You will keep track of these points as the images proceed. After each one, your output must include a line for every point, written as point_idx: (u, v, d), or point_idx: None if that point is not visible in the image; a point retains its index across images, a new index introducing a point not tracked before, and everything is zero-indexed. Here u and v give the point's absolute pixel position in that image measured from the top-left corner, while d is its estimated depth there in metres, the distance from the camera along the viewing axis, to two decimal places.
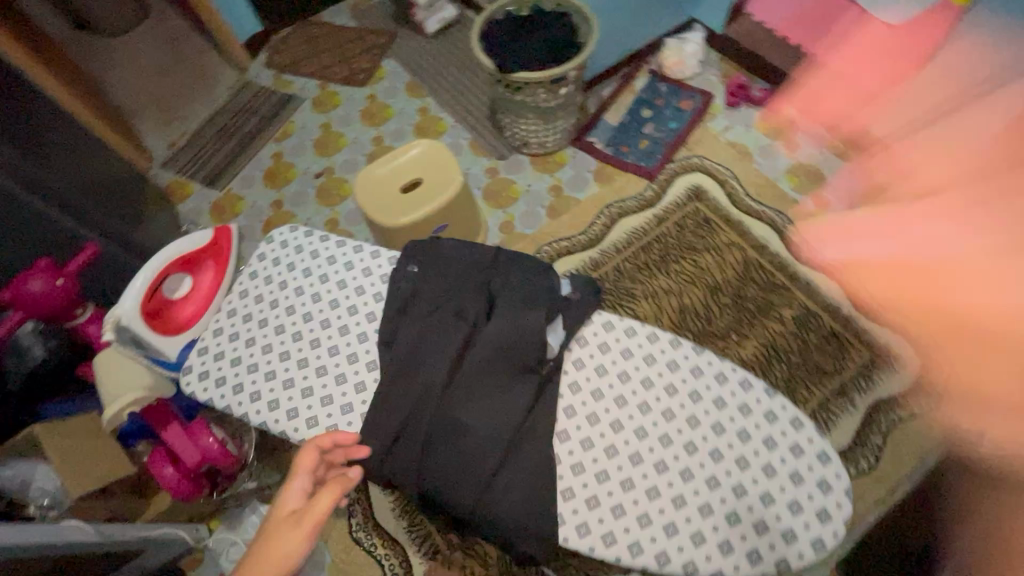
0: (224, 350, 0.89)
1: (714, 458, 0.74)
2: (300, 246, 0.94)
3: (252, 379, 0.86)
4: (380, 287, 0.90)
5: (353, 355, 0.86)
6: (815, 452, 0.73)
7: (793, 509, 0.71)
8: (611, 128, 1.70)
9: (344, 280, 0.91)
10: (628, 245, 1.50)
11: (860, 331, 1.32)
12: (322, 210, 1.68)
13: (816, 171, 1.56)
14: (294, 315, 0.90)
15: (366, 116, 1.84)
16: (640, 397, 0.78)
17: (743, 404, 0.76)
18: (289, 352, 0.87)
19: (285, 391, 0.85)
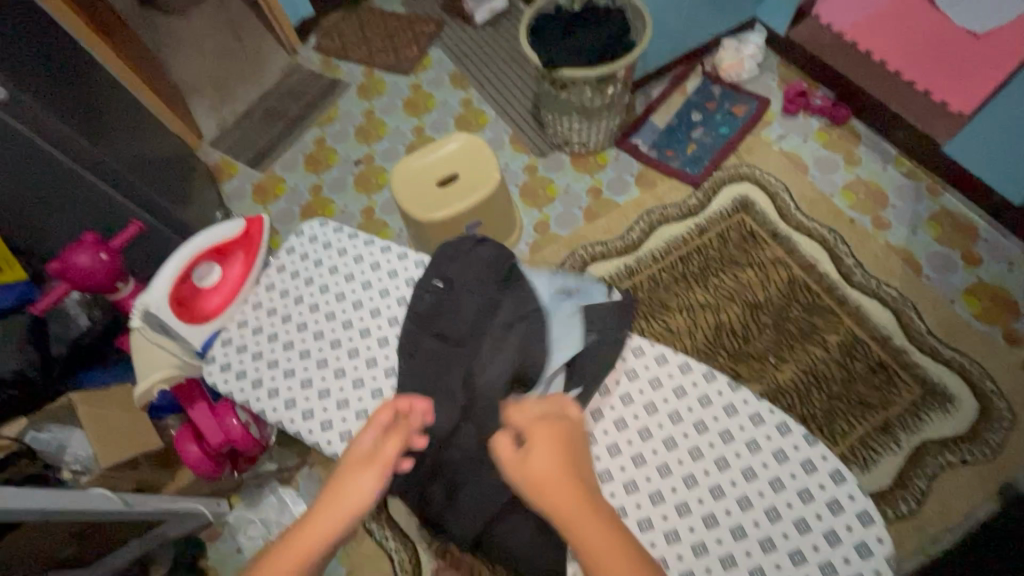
0: (247, 343, 0.90)
1: (741, 507, 0.70)
2: (329, 243, 0.94)
3: (271, 375, 0.87)
4: (405, 291, 0.89)
5: (373, 359, 0.85)
6: (855, 512, 0.68)
7: (824, 571, 0.65)
8: (657, 130, 1.63)
9: (370, 282, 0.90)
10: (667, 255, 1.44)
11: (911, 368, 1.23)
12: (359, 198, 1.69)
13: (877, 188, 1.46)
14: (318, 314, 0.90)
15: (409, 105, 1.83)
16: (666, 432, 0.75)
17: (779, 450, 0.72)
18: (311, 351, 0.87)
19: (303, 391, 0.85)
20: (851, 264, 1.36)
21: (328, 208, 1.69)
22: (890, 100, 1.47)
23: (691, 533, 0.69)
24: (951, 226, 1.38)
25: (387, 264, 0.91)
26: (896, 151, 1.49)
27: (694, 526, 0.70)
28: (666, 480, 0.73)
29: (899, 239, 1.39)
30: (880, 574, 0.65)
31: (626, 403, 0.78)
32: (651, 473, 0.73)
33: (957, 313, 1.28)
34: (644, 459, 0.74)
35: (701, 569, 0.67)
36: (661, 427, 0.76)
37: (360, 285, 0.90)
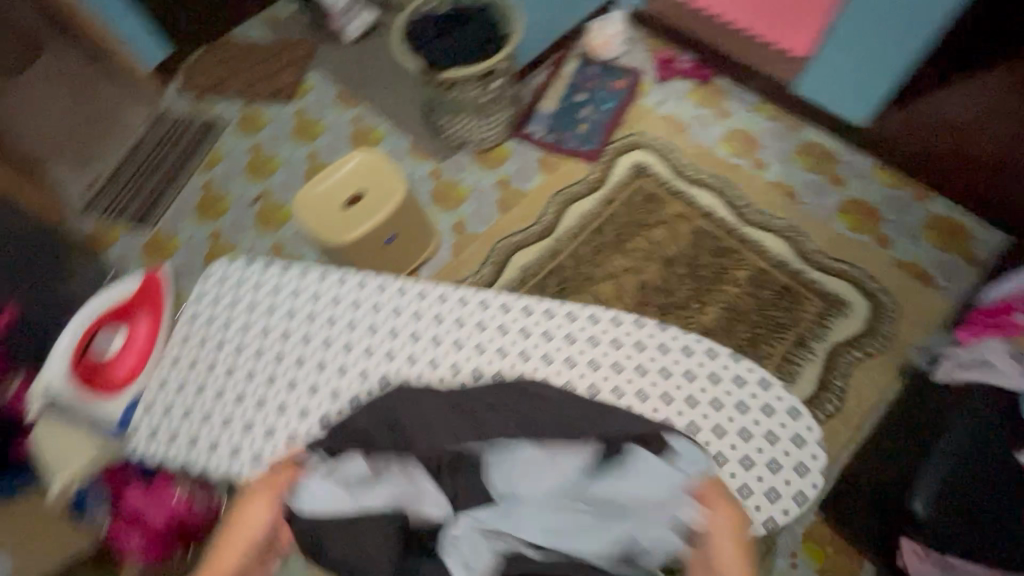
0: (177, 402, 0.85)
1: (692, 432, 0.75)
2: (241, 280, 0.90)
3: (210, 428, 0.82)
4: (332, 310, 0.86)
5: (314, 386, 0.82)
6: (785, 410, 0.76)
7: (771, 467, 0.74)
8: (548, 116, 1.70)
9: (294, 309, 0.87)
10: (582, 230, 1.51)
11: (809, 282, 1.37)
12: (264, 236, 1.61)
13: (750, 134, 1.61)
14: (246, 355, 0.85)
15: (297, 133, 1.77)
16: (613, 383, 0.79)
17: (713, 373, 0.78)
18: (246, 394, 0.83)
19: (246, 437, 0.81)
20: (744, 205, 1.49)
21: (233, 254, 1.59)
22: (743, 54, 1.63)
23: None
24: (816, 155, 1.55)
25: (307, 288, 0.87)
26: (758, 98, 1.66)
27: None
28: None
29: (777, 175, 1.54)
30: (815, 457, 0.74)
31: (571, 365, 0.80)
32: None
33: (836, 230, 1.45)
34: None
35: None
36: (607, 379, 0.79)
37: (284, 315, 0.86)
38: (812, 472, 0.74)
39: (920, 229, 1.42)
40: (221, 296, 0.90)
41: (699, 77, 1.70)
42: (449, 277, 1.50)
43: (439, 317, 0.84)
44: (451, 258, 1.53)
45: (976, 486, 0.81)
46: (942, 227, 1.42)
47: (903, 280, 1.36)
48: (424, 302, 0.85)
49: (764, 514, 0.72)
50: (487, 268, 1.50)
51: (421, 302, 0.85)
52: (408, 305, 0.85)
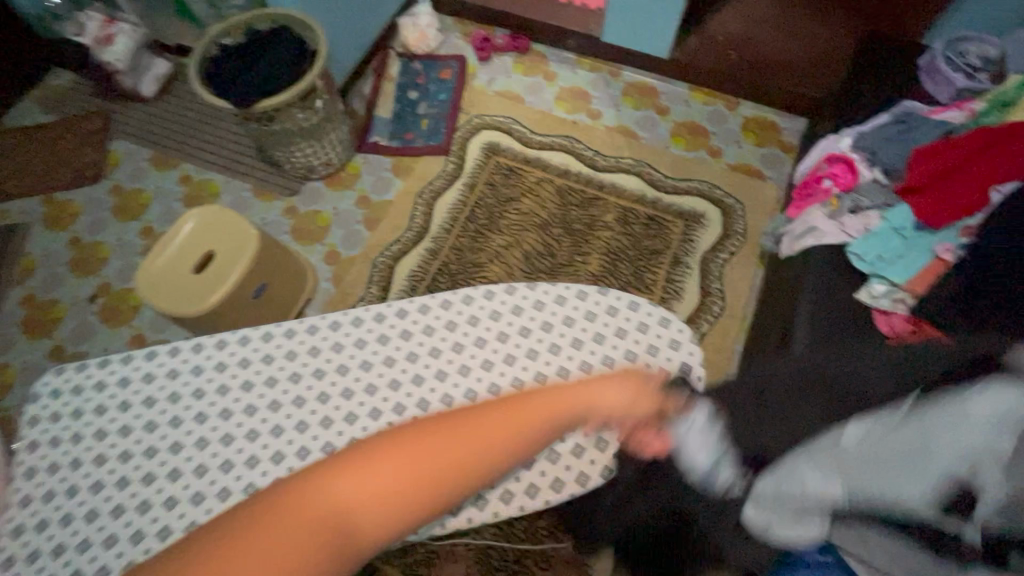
0: (34, 548, 0.68)
1: (587, 370, 0.78)
2: (77, 385, 0.76)
3: (87, 560, 0.67)
4: (197, 380, 0.76)
5: (200, 467, 0.71)
6: (657, 321, 0.81)
7: (661, 376, 0.78)
8: (387, 122, 1.68)
9: (151, 395, 0.75)
10: (455, 222, 1.51)
11: (665, 206, 1.50)
12: (117, 332, 1.42)
13: (578, 89, 1.70)
14: (107, 463, 0.71)
15: (120, 211, 1.58)
16: (503, 352, 0.78)
17: (587, 311, 0.81)
18: (121, 505, 0.69)
19: (136, 548, 0.66)
20: (593, 155, 1.58)
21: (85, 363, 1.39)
22: (549, 18, 1.72)
23: None
24: (639, 93, 1.68)
25: (161, 367, 0.77)
26: (575, 55, 1.75)
27: None
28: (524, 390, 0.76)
29: (613, 120, 1.65)
30: (694, 353, 0.80)
31: (459, 350, 0.78)
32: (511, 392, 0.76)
33: (675, 154, 1.58)
34: (499, 387, 0.76)
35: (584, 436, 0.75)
36: (497, 351, 0.78)
37: (142, 406, 0.75)
38: (695, 368, 0.79)
39: (740, 133, 1.60)
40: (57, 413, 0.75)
41: (517, 48, 1.76)
42: (339, 308, 1.43)
43: (315, 348, 0.78)
44: (335, 289, 1.46)
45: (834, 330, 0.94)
46: (756, 126, 1.60)
47: (739, 181, 1.53)
48: (295, 339, 0.78)
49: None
50: (374, 288, 1.45)
51: (291, 339, 0.79)
52: (278, 348, 0.78)
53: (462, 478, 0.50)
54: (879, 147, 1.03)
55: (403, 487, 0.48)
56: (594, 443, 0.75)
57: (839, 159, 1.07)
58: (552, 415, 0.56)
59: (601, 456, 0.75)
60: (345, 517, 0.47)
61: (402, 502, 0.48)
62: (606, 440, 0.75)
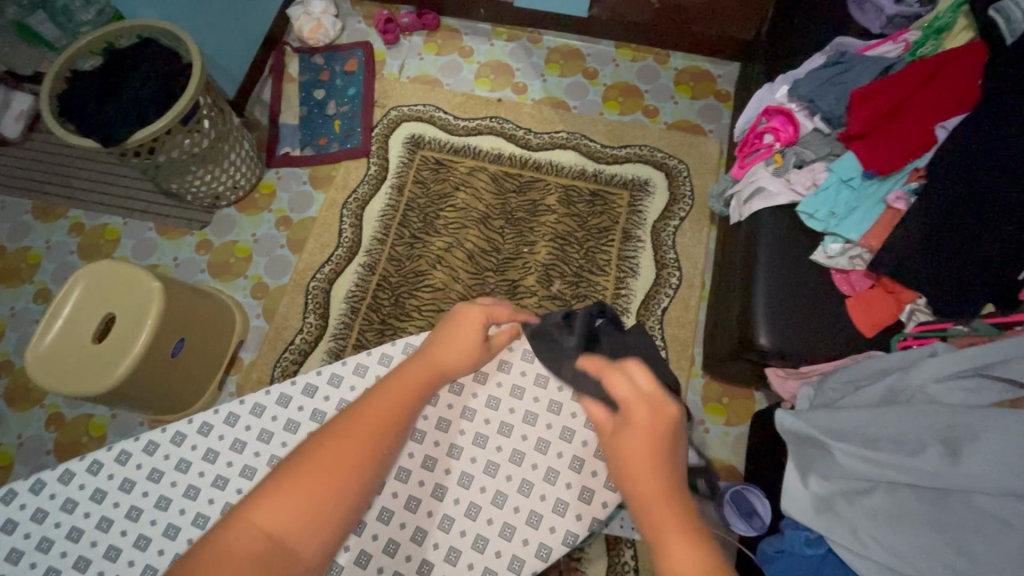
0: None
1: (530, 423, 0.72)
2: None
3: None
4: (71, 518, 0.67)
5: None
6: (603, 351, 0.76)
7: None
8: (295, 128, 1.52)
9: (48, 529, 0.67)
10: (388, 230, 1.39)
11: (607, 179, 1.41)
12: (29, 414, 1.26)
13: (500, 62, 1.57)
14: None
15: (6, 277, 1.40)
16: (434, 417, 0.72)
17: (526, 351, 0.76)
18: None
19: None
20: (525, 134, 1.47)
21: None
22: None
23: (511, 481, 0.70)
24: (564, 58, 1.57)
25: (25, 510, 0.68)
26: (490, 25, 1.61)
27: (509, 473, 0.70)
28: (463, 458, 0.71)
29: (540, 92, 1.53)
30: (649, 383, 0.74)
31: None
32: (449, 463, 0.70)
33: (611, 120, 1.49)
34: (434, 456, 0.71)
35: (537, 500, 0.69)
36: (428, 417, 0.72)
37: (13, 558, 0.66)
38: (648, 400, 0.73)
39: (675, 89, 1.51)
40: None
41: (426, 26, 1.61)
42: (276, 346, 1.30)
43: (210, 452, 0.70)
44: (269, 324, 1.33)
45: (796, 299, 0.90)
46: (689, 79, 1.52)
47: (680, 140, 1.45)
48: (185, 445, 0.71)
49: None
50: (311, 316, 1.32)
51: (180, 446, 0.71)
52: (166, 460, 0.70)
53: (371, 452, 0.56)
54: (816, 94, 0.96)
55: (338, 481, 0.53)
56: (551, 505, 0.69)
57: (777, 111, 1.00)
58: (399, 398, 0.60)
59: (562, 520, 0.68)
60: (277, 541, 0.50)
61: (324, 499, 0.52)
62: (564, 500, 0.69)
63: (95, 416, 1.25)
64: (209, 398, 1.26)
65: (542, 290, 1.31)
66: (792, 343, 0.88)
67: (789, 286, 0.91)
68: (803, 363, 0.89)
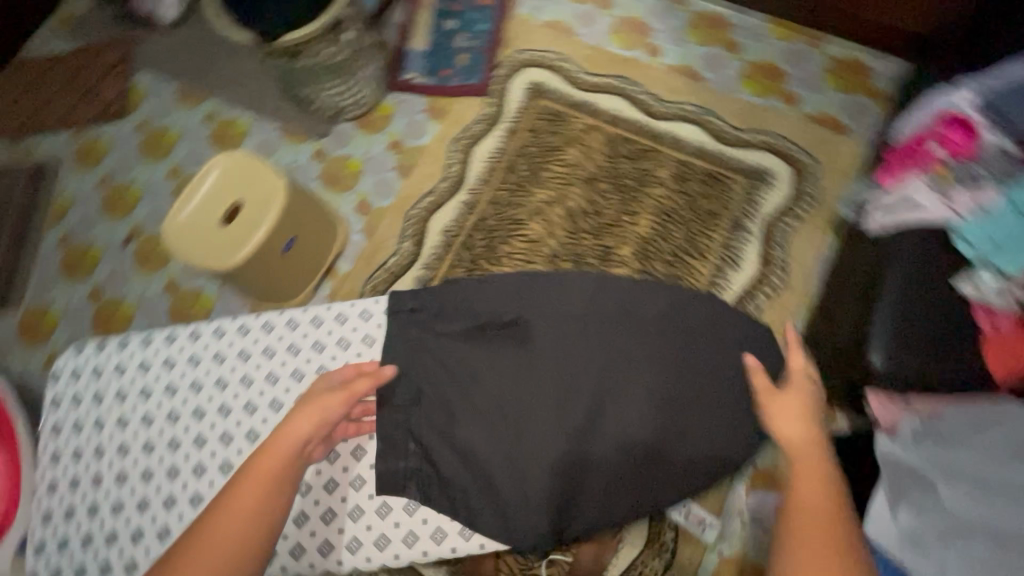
0: (107, 504, 0.77)
1: None
2: (100, 367, 0.83)
3: (160, 521, 0.75)
4: (219, 368, 0.81)
5: (226, 463, 0.77)
6: None
7: None
8: (421, 55, 1.52)
9: (207, 368, 0.81)
10: (492, 172, 1.39)
11: (729, 161, 1.34)
12: (152, 278, 1.40)
13: (637, 20, 1.50)
14: (132, 453, 0.79)
15: (146, 151, 1.53)
16: None
17: None
18: (148, 498, 0.76)
19: (164, 545, 0.74)
20: (649, 100, 1.41)
21: (121, 308, 1.39)
22: None
23: None
24: (706, 25, 1.47)
25: (181, 351, 0.82)
26: None
27: None
28: None
29: (674, 58, 1.45)
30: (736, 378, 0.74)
31: None
32: None
33: (743, 100, 1.39)
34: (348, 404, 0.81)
35: (366, 498, 0.78)
36: None
37: (173, 387, 0.81)
38: None
39: (823, 77, 1.39)
40: (83, 394, 0.82)
41: None
42: (372, 261, 1.36)
43: (343, 340, 0.82)
44: (367, 241, 1.38)
45: (926, 325, 0.83)
46: (842, 69, 1.39)
47: (816, 134, 1.34)
48: (322, 328, 0.82)
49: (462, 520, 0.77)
50: (407, 242, 1.36)
51: (314, 328, 0.82)
52: (304, 338, 0.82)
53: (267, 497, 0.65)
54: None
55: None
56: None
57: (955, 119, 0.91)
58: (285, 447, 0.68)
59: (382, 521, 0.78)
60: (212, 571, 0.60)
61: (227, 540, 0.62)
62: None
63: (204, 291, 1.37)
64: (304, 296, 1.33)
65: (636, 261, 1.29)
66: (908, 369, 0.82)
67: (921, 310, 0.83)
68: (912, 392, 0.83)
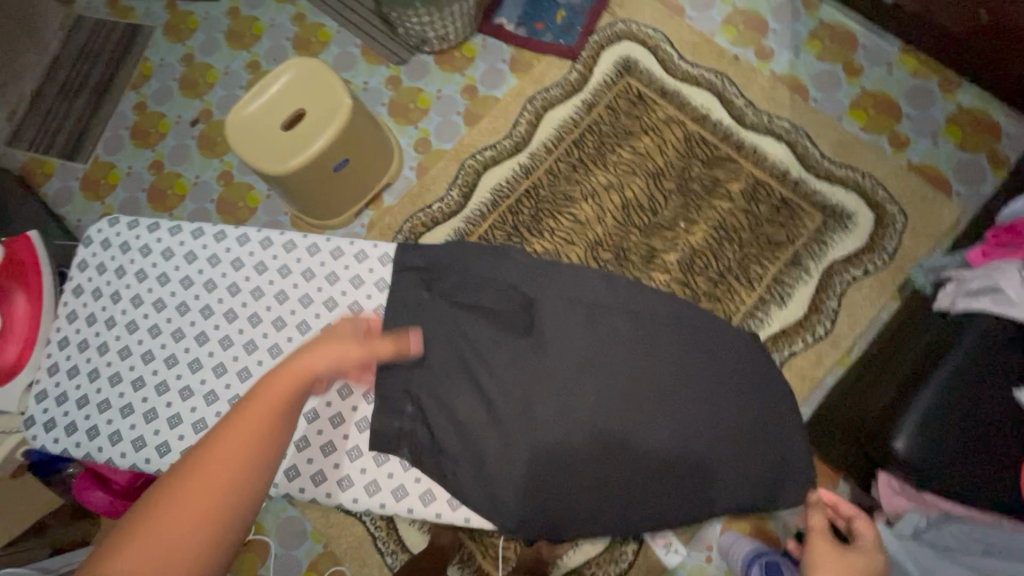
0: (118, 372, 0.81)
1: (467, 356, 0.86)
2: (126, 242, 0.86)
3: (163, 402, 0.79)
4: (241, 274, 0.82)
5: (220, 367, 0.80)
6: None
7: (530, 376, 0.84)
8: (521, 3, 1.44)
9: (232, 271, 0.83)
10: (559, 142, 1.34)
11: (809, 193, 1.24)
12: (210, 163, 1.44)
13: (756, 16, 1.37)
14: (138, 332, 0.82)
15: (232, 37, 1.54)
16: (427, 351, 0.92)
17: None
18: (144, 378, 0.80)
19: (149, 425, 0.79)
20: (744, 105, 1.31)
21: (177, 185, 1.44)
22: None
23: None
24: (831, 39, 1.33)
25: (209, 249, 0.83)
26: None
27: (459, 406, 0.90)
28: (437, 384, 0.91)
29: (784, 66, 1.33)
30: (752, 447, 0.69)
31: None
32: None
33: (845, 130, 1.27)
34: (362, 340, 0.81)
35: (340, 437, 0.79)
36: None
37: (198, 280, 0.83)
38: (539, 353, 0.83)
39: (943, 126, 1.25)
40: (104, 266, 0.85)
41: None
42: (417, 202, 1.35)
43: (357, 279, 0.81)
44: (417, 181, 1.36)
45: (966, 426, 0.76)
46: (967, 123, 1.24)
47: (914, 187, 1.22)
48: (340, 261, 0.82)
49: (425, 486, 0.78)
50: (454, 191, 1.34)
51: (335, 259, 0.82)
52: (320, 267, 0.82)
53: (259, 458, 0.57)
54: None
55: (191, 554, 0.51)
56: None
57: None
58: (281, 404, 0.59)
59: (351, 464, 0.79)
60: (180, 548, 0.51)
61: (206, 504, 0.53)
62: None
63: (254, 189, 1.40)
64: (344, 220, 1.34)
65: (678, 271, 1.23)
66: (932, 466, 0.76)
67: (965, 409, 0.77)
68: (928, 490, 0.78)
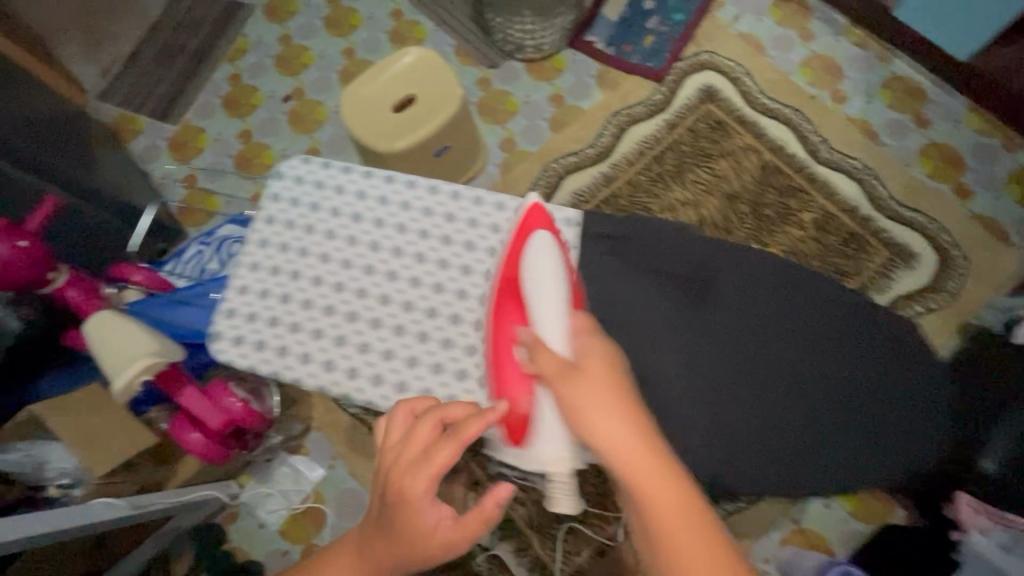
0: (289, 291, 0.84)
1: None
2: (321, 180, 0.87)
3: (297, 340, 0.82)
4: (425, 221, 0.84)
5: (385, 296, 0.82)
6: None
7: None
8: (612, 24, 1.52)
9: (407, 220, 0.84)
10: (640, 156, 1.40)
11: (879, 231, 1.30)
12: (299, 139, 1.50)
13: (833, 63, 1.45)
14: (309, 258, 0.84)
15: (330, 25, 1.60)
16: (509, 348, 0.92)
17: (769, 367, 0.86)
18: (312, 300, 0.83)
19: (338, 349, 0.81)
20: (818, 142, 1.38)
21: (264, 156, 1.49)
22: None
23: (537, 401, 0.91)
24: (903, 91, 1.41)
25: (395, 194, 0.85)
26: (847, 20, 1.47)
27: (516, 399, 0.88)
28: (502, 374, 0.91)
29: (857, 111, 1.41)
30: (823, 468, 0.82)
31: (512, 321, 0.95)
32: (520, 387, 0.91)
33: (912, 175, 1.35)
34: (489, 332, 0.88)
35: None
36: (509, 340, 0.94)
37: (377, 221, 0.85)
38: None
39: (1005, 181, 1.32)
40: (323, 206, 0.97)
41: None
42: None
43: None
44: (500, 176, 1.43)
45: None
46: None
47: (977, 235, 1.29)
48: None
49: None
50: (537, 189, 1.40)
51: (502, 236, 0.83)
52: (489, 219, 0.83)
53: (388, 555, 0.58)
54: None
55: None
56: None
57: None
58: (405, 526, 0.56)
59: None
60: None
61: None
62: None
63: None
64: None
65: None
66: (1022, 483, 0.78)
67: None
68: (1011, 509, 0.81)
